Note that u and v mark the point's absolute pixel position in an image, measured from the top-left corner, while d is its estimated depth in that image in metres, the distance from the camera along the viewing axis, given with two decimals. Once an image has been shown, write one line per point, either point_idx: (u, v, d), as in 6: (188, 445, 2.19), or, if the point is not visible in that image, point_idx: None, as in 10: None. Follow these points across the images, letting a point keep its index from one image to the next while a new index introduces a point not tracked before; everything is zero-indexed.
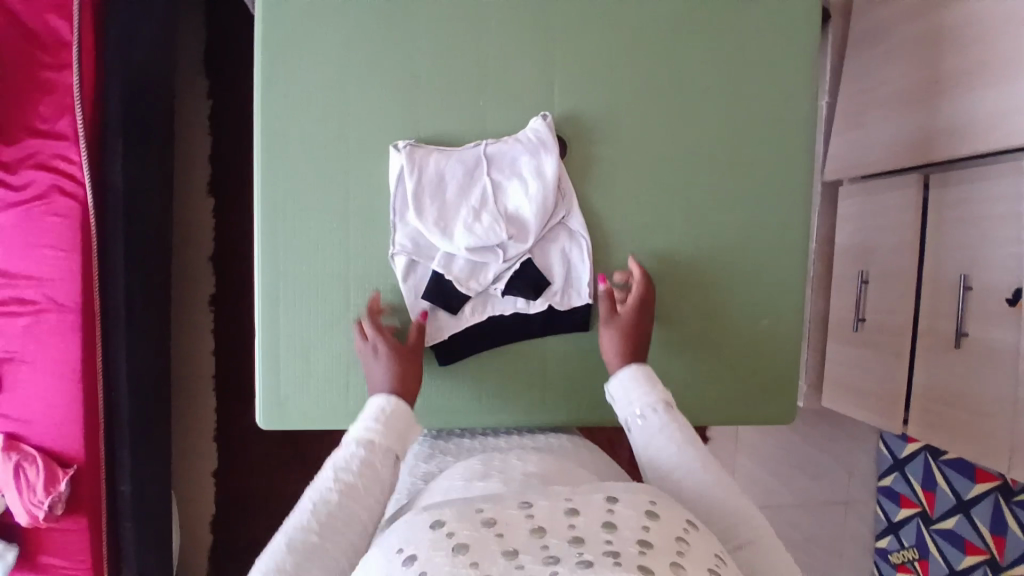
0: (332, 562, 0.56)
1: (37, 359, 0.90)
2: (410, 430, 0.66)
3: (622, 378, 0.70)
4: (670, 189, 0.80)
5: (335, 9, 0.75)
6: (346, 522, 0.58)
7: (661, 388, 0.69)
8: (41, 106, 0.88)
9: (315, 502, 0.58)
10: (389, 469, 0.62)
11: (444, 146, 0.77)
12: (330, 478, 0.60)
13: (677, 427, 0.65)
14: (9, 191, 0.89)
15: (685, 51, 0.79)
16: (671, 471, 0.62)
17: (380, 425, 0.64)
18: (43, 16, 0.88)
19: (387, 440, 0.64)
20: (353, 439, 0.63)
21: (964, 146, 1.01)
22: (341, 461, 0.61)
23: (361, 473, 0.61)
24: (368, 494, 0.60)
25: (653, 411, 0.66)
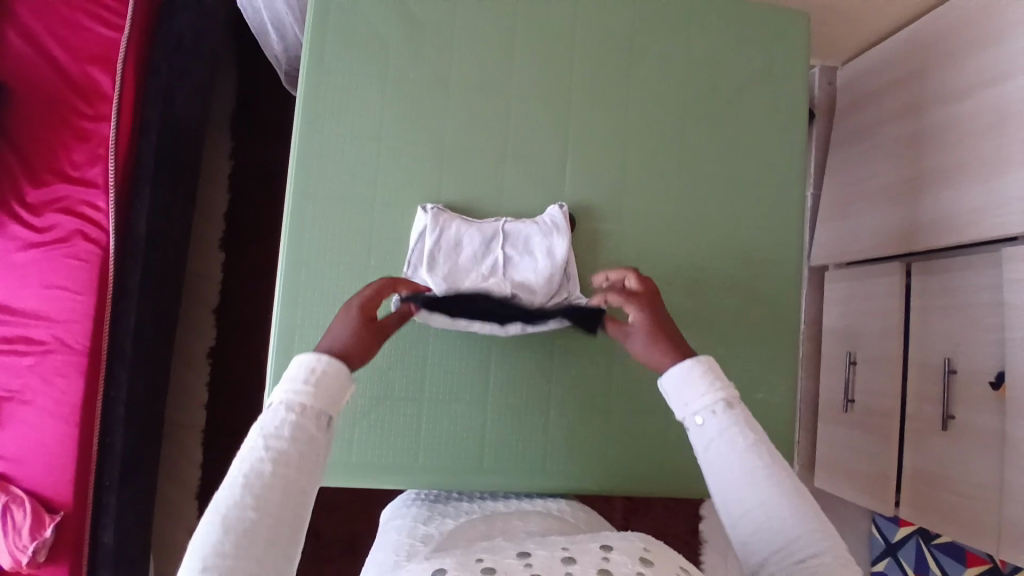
0: (280, 542, 0.48)
1: (37, 398, 0.89)
2: (344, 385, 0.54)
3: (677, 370, 0.58)
4: (672, 264, 0.85)
5: (371, 84, 0.81)
6: (284, 492, 0.49)
7: (728, 386, 0.56)
8: (75, 152, 0.92)
9: (247, 477, 0.49)
10: (323, 433, 0.52)
11: (466, 216, 0.81)
12: (257, 450, 0.50)
13: (744, 432, 0.54)
14: (30, 231, 0.90)
15: (687, 140, 0.86)
16: (731, 485, 0.52)
17: (305, 388, 0.52)
18: (90, 70, 0.93)
19: (318, 399, 0.53)
20: (279, 402, 0.52)
21: (944, 237, 1.08)
22: (269, 435, 0.50)
23: (292, 442, 0.50)
24: (304, 462, 0.50)
25: (715, 413, 0.55)
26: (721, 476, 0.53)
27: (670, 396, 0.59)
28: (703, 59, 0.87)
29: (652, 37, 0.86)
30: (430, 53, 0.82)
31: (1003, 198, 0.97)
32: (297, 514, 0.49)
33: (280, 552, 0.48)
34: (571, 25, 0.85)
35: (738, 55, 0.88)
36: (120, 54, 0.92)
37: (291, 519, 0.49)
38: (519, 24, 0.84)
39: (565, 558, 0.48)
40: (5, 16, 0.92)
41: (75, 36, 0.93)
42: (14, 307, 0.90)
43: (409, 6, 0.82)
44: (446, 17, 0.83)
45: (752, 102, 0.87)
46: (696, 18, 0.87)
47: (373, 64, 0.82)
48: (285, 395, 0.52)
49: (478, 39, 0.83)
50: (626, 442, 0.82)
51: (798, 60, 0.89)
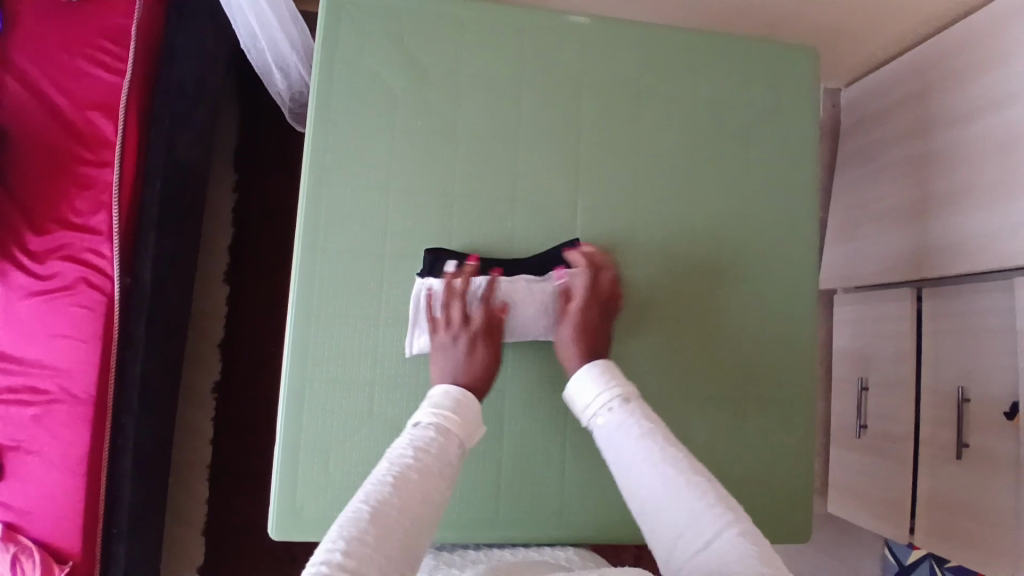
0: (427, 518, 0.53)
1: (43, 449, 0.88)
2: (473, 413, 0.66)
3: (577, 377, 0.71)
4: (686, 307, 0.84)
5: (379, 134, 0.82)
6: (427, 492, 0.54)
7: (624, 383, 0.68)
8: (78, 201, 0.91)
9: (393, 468, 0.55)
10: (454, 461, 0.60)
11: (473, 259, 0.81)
12: (405, 453, 0.57)
13: (636, 418, 0.63)
14: (33, 279, 0.89)
15: (697, 182, 0.86)
16: (628, 467, 0.59)
17: (441, 414, 0.64)
18: (92, 116, 0.92)
19: (457, 428, 0.63)
20: (416, 426, 0.62)
21: (957, 264, 1.07)
22: (418, 437, 0.60)
23: (430, 455, 0.58)
24: (445, 472, 0.58)
25: (610, 408, 0.66)
26: (620, 458, 0.61)
27: (579, 402, 0.70)
28: (710, 101, 0.87)
29: (659, 81, 0.87)
30: (439, 102, 0.83)
31: (1013, 226, 0.97)
32: (431, 519, 0.54)
33: (414, 544, 0.51)
34: (578, 70, 0.86)
35: (745, 96, 0.88)
36: (122, 98, 0.91)
37: (436, 507, 0.55)
38: (526, 71, 0.85)
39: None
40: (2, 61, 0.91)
41: (75, 81, 0.92)
42: (18, 357, 0.89)
43: (416, 56, 0.83)
44: (454, 65, 0.84)
45: (761, 142, 0.88)
46: (702, 60, 0.88)
47: (382, 113, 0.82)
48: (423, 416, 0.64)
49: (486, 87, 0.84)
50: None
51: (805, 100, 0.90)
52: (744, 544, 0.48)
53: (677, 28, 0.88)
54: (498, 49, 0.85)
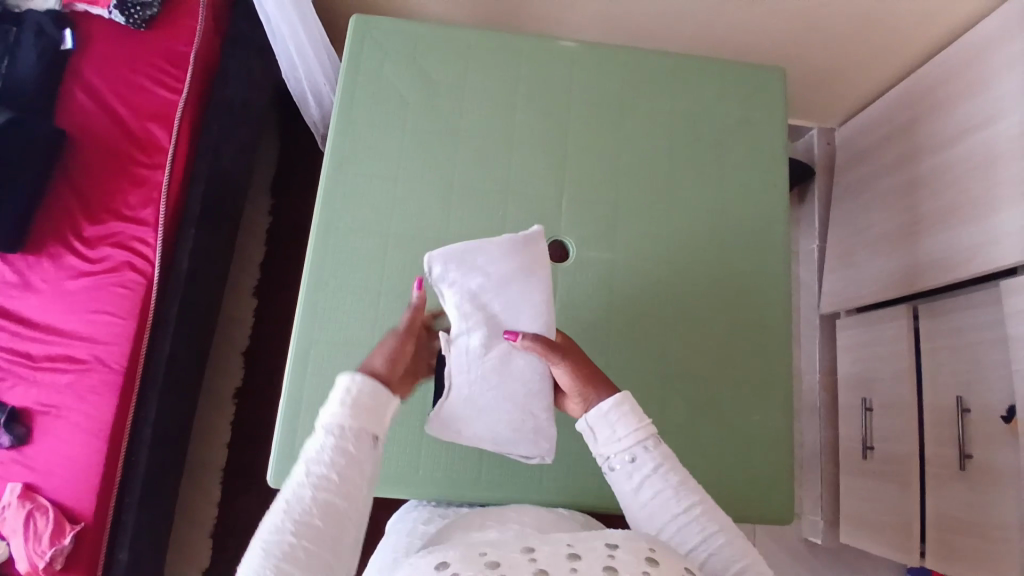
0: (332, 545, 0.50)
1: (72, 414, 0.96)
2: (388, 400, 0.57)
3: (597, 413, 0.61)
4: (664, 291, 0.90)
5: (390, 134, 0.93)
6: (325, 522, 0.50)
7: (644, 424, 0.60)
8: (130, 196, 1.04)
9: (290, 504, 0.50)
10: (368, 456, 0.54)
11: (472, 255, 0.70)
12: (302, 479, 0.51)
13: (670, 467, 0.57)
14: (84, 262, 1.01)
15: (673, 181, 0.94)
16: (659, 521, 0.55)
17: (342, 410, 0.54)
18: (149, 126, 1.07)
19: (361, 421, 0.54)
20: (323, 427, 0.54)
21: (944, 275, 1.10)
22: (317, 448, 0.53)
23: (325, 488, 0.51)
24: (351, 480, 0.52)
25: (634, 458, 0.58)
26: (652, 520, 0.55)
27: (593, 440, 0.61)
28: (684, 113, 0.97)
29: (638, 95, 0.97)
30: (443, 110, 0.95)
31: (993, 232, 1.00)
32: (341, 539, 0.51)
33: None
34: (566, 85, 0.97)
35: (718, 108, 0.97)
36: (178, 112, 1.07)
37: (341, 528, 0.51)
38: (521, 84, 0.96)
39: (569, 555, 0.47)
40: (77, 80, 1.07)
41: (136, 97, 1.07)
42: (61, 330, 0.99)
43: (426, 72, 0.96)
44: (457, 80, 0.96)
45: (734, 148, 0.96)
46: (679, 77, 0.98)
47: (393, 118, 0.94)
48: (325, 415, 0.54)
49: (484, 97, 0.95)
50: None
51: (775, 111, 0.98)
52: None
53: (656, 52, 0.99)
54: (497, 65, 0.97)
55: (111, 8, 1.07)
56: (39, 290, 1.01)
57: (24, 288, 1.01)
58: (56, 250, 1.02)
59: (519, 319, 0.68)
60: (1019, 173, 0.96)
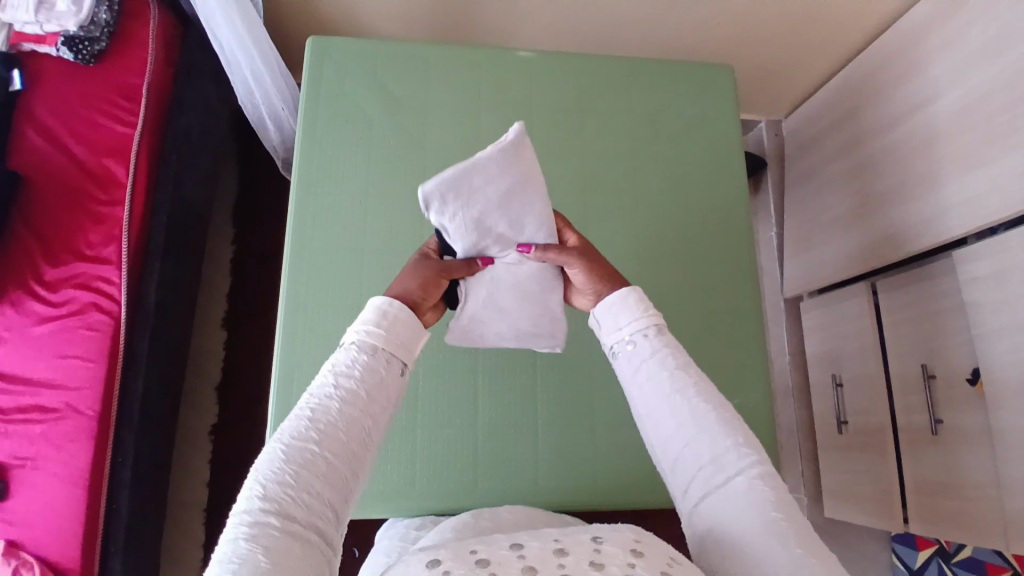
0: (353, 464, 0.46)
1: (48, 464, 0.92)
2: (418, 333, 0.54)
3: (603, 303, 0.60)
4: (638, 285, 0.92)
5: (357, 152, 0.94)
6: (349, 434, 0.46)
7: (651, 313, 0.58)
8: (91, 235, 1.01)
9: (313, 411, 0.46)
10: (394, 380, 0.51)
11: (461, 185, 0.65)
12: (327, 390, 0.47)
13: (671, 353, 0.55)
14: (47, 306, 0.98)
15: (638, 178, 0.97)
16: (653, 402, 0.53)
17: (371, 331, 0.51)
18: (106, 162, 1.04)
19: (392, 345, 0.51)
20: (351, 343, 0.50)
21: (898, 250, 1.15)
22: (345, 364, 0.49)
23: (352, 401, 0.47)
24: (376, 402, 0.48)
25: (638, 342, 0.56)
26: (649, 403, 0.54)
27: (601, 327, 0.60)
28: (642, 113, 1.00)
29: (597, 99, 1.00)
30: (407, 124, 0.96)
31: (940, 205, 1.06)
32: (361, 460, 0.46)
33: (343, 499, 0.45)
34: (526, 93, 0.99)
35: (673, 107, 1.01)
36: (134, 146, 1.05)
37: (363, 449, 0.47)
38: (482, 94, 0.98)
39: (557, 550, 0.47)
40: (28, 121, 1.04)
41: (92, 134, 1.05)
42: (30, 379, 0.95)
43: (387, 88, 0.97)
44: (419, 95, 0.97)
45: (691, 142, 0.99)
46: (633, 79, 1.01)
47: (359, 136, 0.94)
48: (352, 336, 0.51)
49: (447, 109, 0.97)
50: (615, 453, 0.86)
51: (727, 104, 1.02)
52: (769, 491, 0.47)
53: (610, 57, 1.03)
54: (456, 77, 0.98)
55: (59, 45, 1.04)
56: (3, 340, 0.97)
57: None
58: (18, 296, 0.98)
59: (525, 227, 0.67)
60: (960, 148, 1.02)
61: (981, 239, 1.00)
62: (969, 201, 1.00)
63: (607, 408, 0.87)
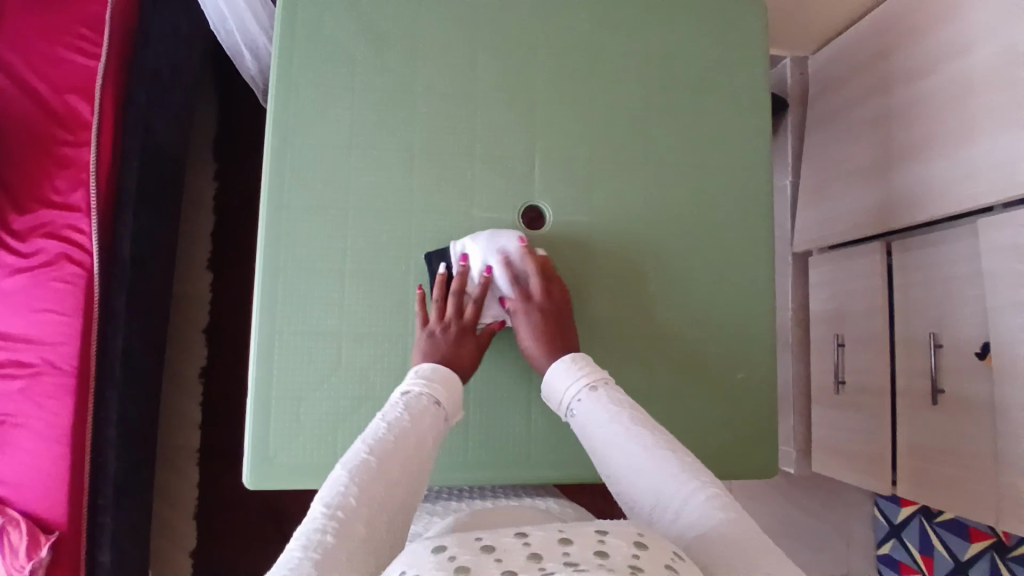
0: (413, 468, 0.61)
1: (31, 421, 0.91)
2: (459, 390, 0.72)
3: (551, 370, 0.74)
4: (643, 252, 0.87)
5: (339, 97, 0.85)
6: (411, 445, 0.62)
7: (593, 370, 0.71)
8: (58, 180, 0.94)
9: (386, 426, 0.63)
10: (441, 420, 0.68)
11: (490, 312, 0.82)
12: (394, 415, 0.65)
13: (609, 405, 0.67)
14: (17, 257, 0.93)
15: (649, 134, 0.89)
16: (605, 447, 0.64)
17: (427, 384, 0.70)
18: (71, 100, 0.96)
19: (443, 395, 0.70)
20: (414, 387, 0.69)
21: (918, 212, 1.08)
22: (403, 404, 0.66)
23: (412, 423, 0.64)
24: (427, 432, 0.65)
25: (581, 398, 0.69)
26: (601, 450, 0.64)
27: (555, 395, 0.73)
28: (656, 58, 0.90)
29: (606, 41, 0.90)
30: (395, 67, 0.86)
31: (969, 168, 0.98)
32: (420, 469, 0.62)
33: (407, 491, 0.59)
34: (528, 33, 0.88)
35: (690, 51, 0.91)
36: (97, 80, 0.96)
37: (419, 459, 0.62)
38: (479, 32, 0.88)
39: (562, 540, 0.45)
40: None
41: (54, 70, 0.97)
42: (4, 333, 0.92)
43: (373, 23, 0.86)
44: (409, 31, 0.87)
45: (709, 93, 0.90)
46: (649, 16, 0.91)
47: (342, 79, 0.85)
48: (409, 388, 0.69)
49: (440, 49, 0.87)
50: None
51: (752, 48, 0.92)
52: (713, 504, 0.55)
53: None
54: (451, 12, 0.87)
55: None
56: None
57: None
58: None
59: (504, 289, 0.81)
60: (996, 107, 0.93)
61: (1009, 208, 0.93)
62: (1000, 167, 0.92)
63: None
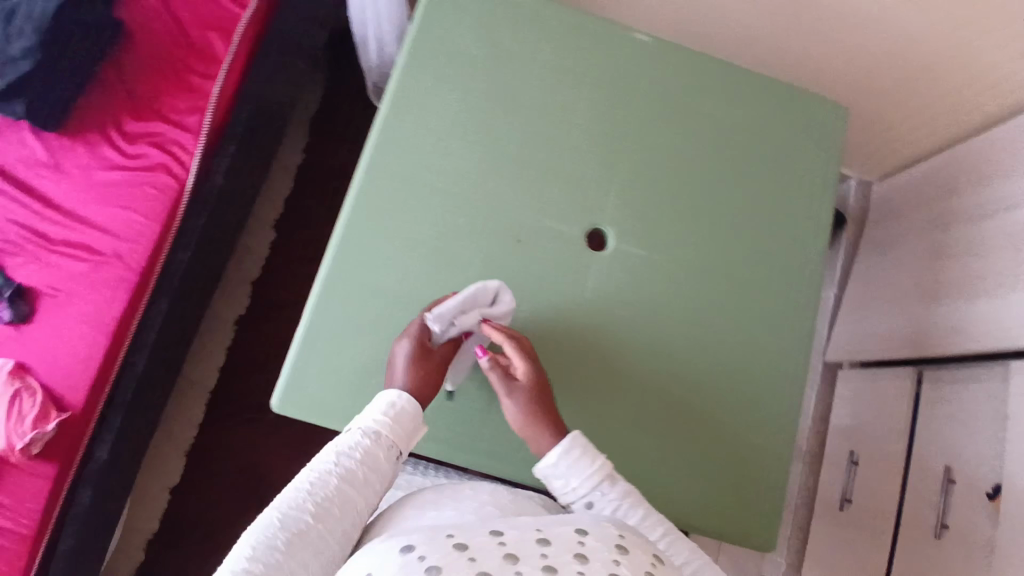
0: (336, 524, 0.60)
1: (80, 302, 0.96)
2: (416, 428, 0.68)
3: (561, 460, 0.70)
4: (690, 301, 0.90)
5: (448, 89, 0.91)
6: (339, 504, 0.61)
7: (601, 462, 0.70)
8: (178, 100, 1.03)
9: (319, 481, 0.61)
10: (391, 462, 0.66)
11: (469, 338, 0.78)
12: (333, 464, 0.62)
13: (627, 501, 0.69)
14: (120, 156, 1.00)
15: (721, 195, 0.93)
16: None
17: (379, 427, 0.66)
18: (209, 36, 1.06)
19: (394, 437, 0.66)
20: (363, 426, 0.66)
21: (954, 345, 1.10)
22: (344, 450, 0.64)
23: (349, 475, 0.62)
24: (365, 482, 0.63)
25: (598, 493, 0.68)
26: None
27: (559, 485, 0.70)
28: (741, 130, 0.96)
29: (704, 102, 0.96)
30: (504, 76, 0.92)
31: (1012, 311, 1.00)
32: (349, 524, 0.61)
33: (331, 549, 0.59)
34: (634, 76, 0.95)
35: (777, 132, 0.96)
36: (241, 27, 1.06)
37: (348, 514, 0.61)
38: (587, 66, 0.94)
39: (538, 539, 0.48)
40: None
41: (201, 4, 1.06)
42: (84, 218, 0.98)
43: (495, 34, 0.94)
44: (525, 48, 0.94)
45: (784, 173, 0.95)
46: (744, 92, 0.97)
47: (454, 73, 0.92)
48: (360, 428, 0.66)
49: (549, 71, 0.93)
50: (617, 461, 0.84)
51: (832, 144, 0.97)
52: None
53: (727, 64, 0.98)
54: (567, 41, 0.94)
55: None
56: (70, 175, 1.00)
57: (54, 168, 1.00)
58: (93, 138, 1.01)
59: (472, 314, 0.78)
60: None
61: None
62: None
63: (620, 413, 0.86)
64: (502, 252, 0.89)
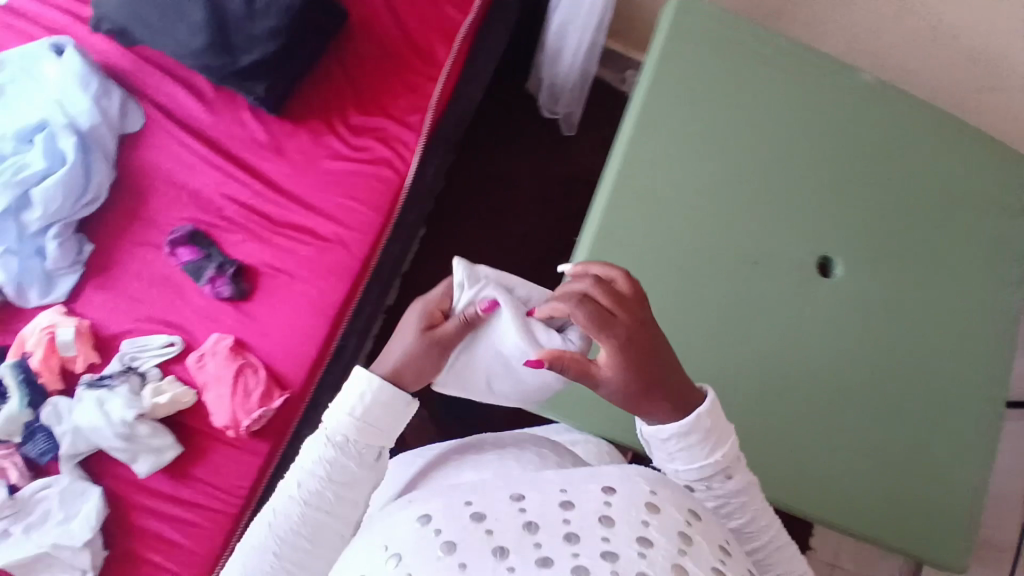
0: (323, 542, 0.56)
1: (302, 285, 0.98)
2: (400, 415, 0.59)
3: (667, 437, 0.59)
4: (906, 330, 0.93)
5: (688, 107, 0.95)
6: (311, 521, 0.56)
7: (714, 448, 0.59)
8: (402, 98, 1.06)
9: (290, 508, 0.56)
10: (370, 463, 0.58)
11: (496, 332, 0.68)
12: (302, 484, 0.56)
13: (739, 498, 0.60)
14: (345, 147, 1.03)
15: (935, 232, 0.97)
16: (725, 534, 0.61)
17: (341, 438, 0.57)
18: (432, 38, 1.08)
19: (358, 439, 0.57)
20: (327, 437, 0.57)
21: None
22: (309, 472, 0.56)
23: (321, 492, 0.56)
24: (345, 490, 0.57)
25: (707, 483, 0.59)
26: None
27: (660, 454, 0.61)
28: (956, 172, 0.99)
29: (926, 139, 0.99)
30: (742, 99, 0.96)
31: None
32: (337, 534, 0.57)
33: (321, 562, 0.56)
34: (864, 106, 0.98)
35: (992, 178, 1.00)
36: (462, 31, 1.08)
37: (329, 529, 0.56)
38: (818, 96, 0.98)
39: (561, 502, 0.48)
40: None
41: (423, 5, 1.08)
42: (307, 203, 1.01)
43: (735, 59, 0.97)
44: (761, 74, 0.97)
45: (994, 218, 0.99)
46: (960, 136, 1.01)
47: (698, 93, 0.95)
48: (323, 440, 0.57)
49: (783, 98, 0.97)
50: (835, 476, 0.87)
51: None
52: None
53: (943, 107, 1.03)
54: (801, 72, 0.98)
55: None
56: (292, 160, 1.03)
57: (276, 151, 1.03)
58: (317, 127, 1.04)
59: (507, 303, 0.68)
60: None
61: None
62: None
63: (842, 433, 0.88)
64: (740, 266, 0.90)
